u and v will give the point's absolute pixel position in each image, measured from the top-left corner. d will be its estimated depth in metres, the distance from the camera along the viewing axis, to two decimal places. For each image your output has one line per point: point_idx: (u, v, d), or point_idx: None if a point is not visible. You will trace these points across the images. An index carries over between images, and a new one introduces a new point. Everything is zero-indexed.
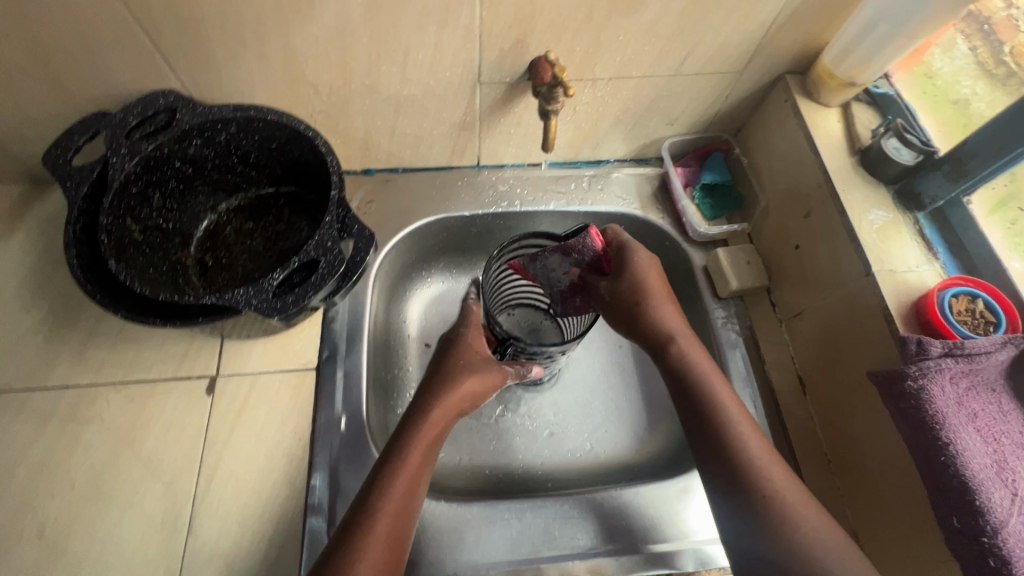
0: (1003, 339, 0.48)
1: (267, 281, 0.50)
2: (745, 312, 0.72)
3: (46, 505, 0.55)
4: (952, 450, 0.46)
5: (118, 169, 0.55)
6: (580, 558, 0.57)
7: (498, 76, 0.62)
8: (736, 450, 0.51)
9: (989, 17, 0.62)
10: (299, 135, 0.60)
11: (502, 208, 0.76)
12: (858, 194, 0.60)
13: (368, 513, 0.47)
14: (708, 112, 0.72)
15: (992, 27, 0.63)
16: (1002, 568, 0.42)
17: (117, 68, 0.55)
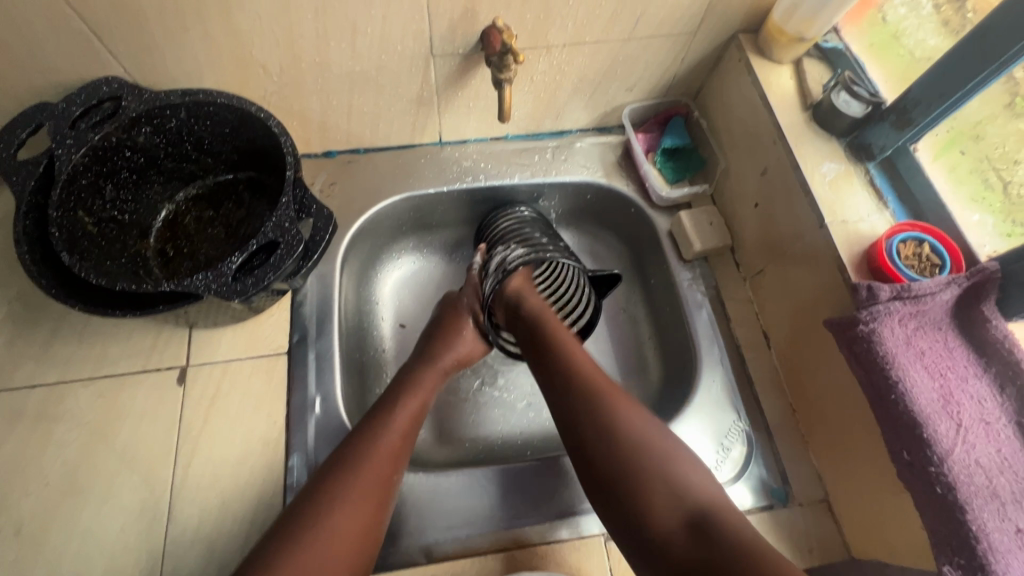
0: (948, 279, 0.50)
1: (225, 265, 0.49)
2: (710, 272, 0.73)
3: (21, 503, 0.55)
4: (902, 388, 0.48)
5: (65, 161, 0.53)
6: (558, 517, 0.58)
7: (451, 48, 0.62)
8: (637, 439, 0.49)
9: None
10: (251, 117, 0.59)
11: (467, 183, 0.76)
12: (811, 148, 0.61)
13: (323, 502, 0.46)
14: (665, 75, 0.73)
15: None
16: (948, 494, 0.45)
17: (55, 56, 0.54)
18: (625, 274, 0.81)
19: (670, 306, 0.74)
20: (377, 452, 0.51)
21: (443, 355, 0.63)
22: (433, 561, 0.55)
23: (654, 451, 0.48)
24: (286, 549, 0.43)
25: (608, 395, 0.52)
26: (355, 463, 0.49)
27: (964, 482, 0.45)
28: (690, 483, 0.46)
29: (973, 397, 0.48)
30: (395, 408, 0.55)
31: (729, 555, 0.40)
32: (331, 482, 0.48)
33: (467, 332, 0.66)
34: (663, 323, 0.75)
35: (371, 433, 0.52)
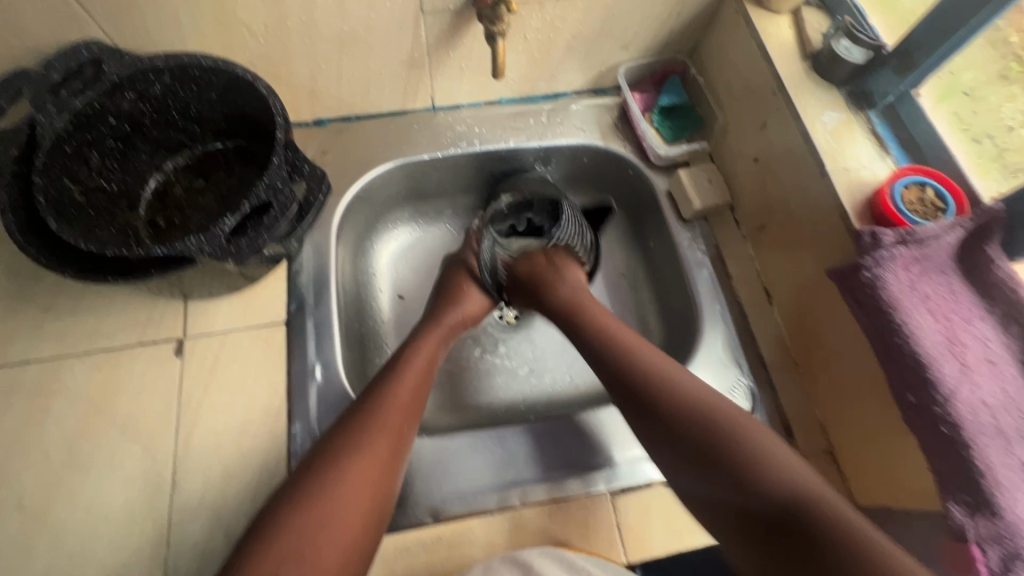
0: (952, 222, 0.49)
1: (218, 227, 0.48)
2: (710, 232, 0.72)
3: (23, 478, 0.54)
4: (905, 331, 0.48)
5: (47, 127, 0.52)
6: (564, 474, 0.58)
7: (441, 4, 0.60)
8: (659, 390, 0.52)
9: None
10: (237, 81, 0.58)
11: (461, 148, 0.75)
12: (811, 98, 0.60)
13: (334, 454, 0.47)
14: (661, 31, 0.71)
15: None
16: (953, 433, 0.45)
17: (30, 18, 0.52)
18: (624, 238, 0.80)
19: (670, 267, 0.73)
20: (388, 404, 0.51)
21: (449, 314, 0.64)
22: (440, 522, 0.55)
23: (697, 402, 0.50)
24: (307, 495, 0.44)
25: (647, 357, 0.55)
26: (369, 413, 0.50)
27: (969, 420, 0.45)
28: (700, 403, 0.50)
29: (978, 338, 0.48)
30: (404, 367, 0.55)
31: (800, 531, 0.42)
32: (347, 432, 0.49)
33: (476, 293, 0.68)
34: (664, 285, 0.75)
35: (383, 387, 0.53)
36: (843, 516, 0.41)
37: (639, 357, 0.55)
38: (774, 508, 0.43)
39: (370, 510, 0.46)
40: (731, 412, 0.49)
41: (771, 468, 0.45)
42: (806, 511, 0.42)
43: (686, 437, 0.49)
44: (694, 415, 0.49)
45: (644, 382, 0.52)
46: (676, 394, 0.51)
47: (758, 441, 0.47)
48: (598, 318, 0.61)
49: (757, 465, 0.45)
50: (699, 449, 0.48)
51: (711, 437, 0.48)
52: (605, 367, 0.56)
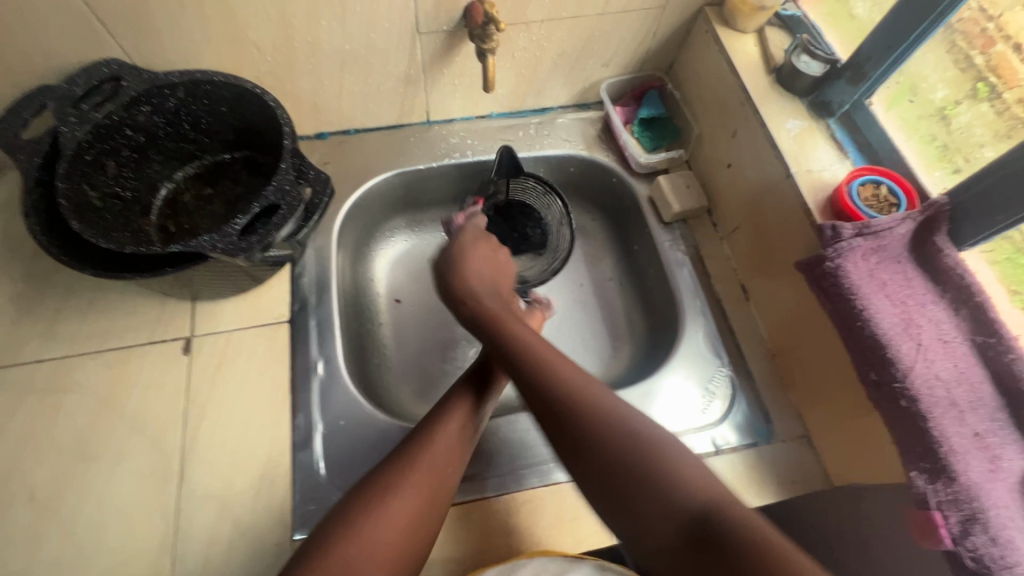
0: (903, 215, 0.54)
1: (230, 226, 0.52)
2: (689, 233, 0.77)
3: (35, 470, 0.56)
4: (866, 314, 0.52)
5: (69, 138, 0.56)
6: (554, 460, 0.61)
7: (435, 25, 0.65)
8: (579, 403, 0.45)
9: None
10: (247, 95, 0.62)
11: (455, 159, 0.80)
12: (776, 107, 0.65)
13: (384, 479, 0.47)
14: (639, 49, 0.77)
15: None
16: (912, 405, 0.48)
17: (58, 38, 0.56)
18: (609, 242, 0.85)
19: (653, 267, 0.77)
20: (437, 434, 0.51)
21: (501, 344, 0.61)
22: None
23: (595, 409, 0.45)
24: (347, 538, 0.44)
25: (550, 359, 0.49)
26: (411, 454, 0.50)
27: (926, 393, 0.49)
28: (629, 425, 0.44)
29: (932, 320, 0.52)
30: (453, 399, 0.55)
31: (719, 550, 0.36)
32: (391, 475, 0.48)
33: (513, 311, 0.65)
34: (648, 285, 0.79)
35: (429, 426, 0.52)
36: (747, 516, 0.38)
37: (549, 362, 0.49)
38: (687, 519, 0.39)
39: (407, 550, 0.45)
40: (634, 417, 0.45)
41: (681, 475, 0.41)
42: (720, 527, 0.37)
43: (607, 459, 0.43)
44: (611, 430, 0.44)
45: (574, 408, 0.45)
46: (594, 408, 0.45)
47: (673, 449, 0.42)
48: (528, 343, 0.51)
49: (676, 487, 0.40)
50: (602, 469, 0.43)
51: (630, 459, 0.42)
52: (508, 364, 0.51)
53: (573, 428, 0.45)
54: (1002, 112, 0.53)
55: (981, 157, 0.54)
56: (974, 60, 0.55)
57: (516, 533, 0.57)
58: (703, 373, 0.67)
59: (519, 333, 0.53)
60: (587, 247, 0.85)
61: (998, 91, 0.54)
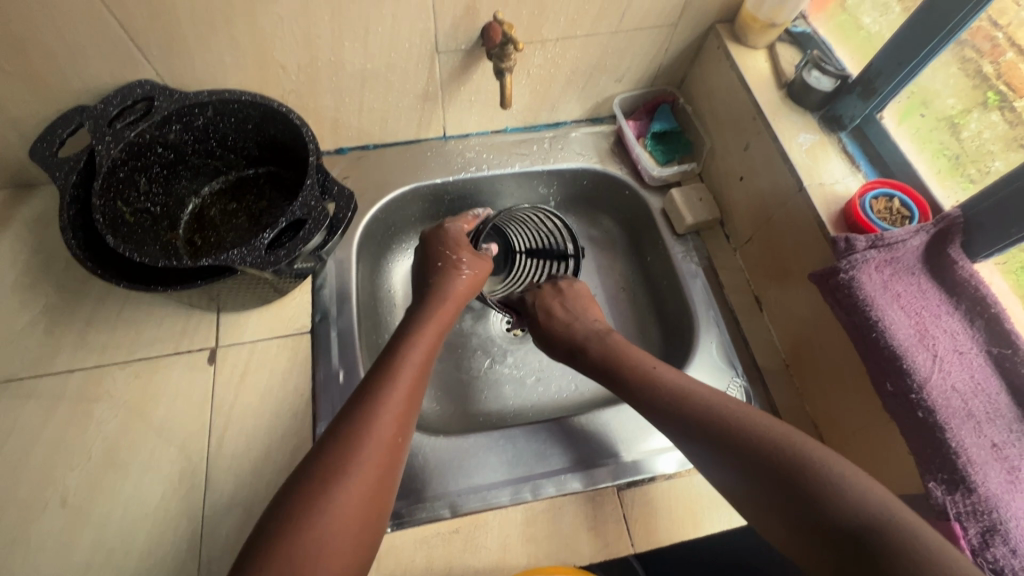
0: (916, 227, 0.55)
1: (258, 240, 0.54)
2: (703, 245, 0.78)
3: (66, 477, 0.58)
4: (881, 325, 0.52)
5: (105, 156, 0.58)
6: (572, 469, 0.62)
7: (454, 44, 0.67)
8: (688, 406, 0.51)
9: None
10: (273, 113, 0.64)
11: (471, 173, 0.82)
12: (787, 121, 0.67)
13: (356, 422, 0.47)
14: (651, 65, 0.78)
15: None
16: (929, 416, 0.49)
17: (94, 61, 0.59)
18: (622, 253, 0.86)
19: (667, 278, 0.78)
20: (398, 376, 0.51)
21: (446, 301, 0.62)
22: (458, 515, 0.58)
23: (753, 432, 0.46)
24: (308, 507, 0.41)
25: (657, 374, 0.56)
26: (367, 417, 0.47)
27: (943, 404, 0.49)
28: (758, 431, 0.46)
29: (947, 331, 0.52)
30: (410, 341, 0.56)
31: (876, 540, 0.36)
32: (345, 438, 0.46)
33: (463, 276, 0.66)
34: (661, 296, 0.80)
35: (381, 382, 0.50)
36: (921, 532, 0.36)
37: (684, 386, 0.53)
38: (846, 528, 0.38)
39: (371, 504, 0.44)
40: (791, 433, 0.45)
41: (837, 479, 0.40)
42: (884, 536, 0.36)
43: (751, 462, 0.45)
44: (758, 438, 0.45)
45: (717, 423, 0.48)
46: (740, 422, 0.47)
47: (825, 460, 0.42)
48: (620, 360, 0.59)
49: (829, 491, 0.40)
50: (761, 477, 0.44)
51: (787, 464, 0.43)
52: (641, 401, 0.55)
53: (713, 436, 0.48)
54: (1016, 120, 0.54)
55: (998, 164, 0.55)
56: (984, 71, 0.56)
57: (535, 541, 0.58)
58: (718, 383, 0.68)
59: (660, 366, 0.57)
60: (600, 259, 0.86)
61: (1008, 99, 0.55)
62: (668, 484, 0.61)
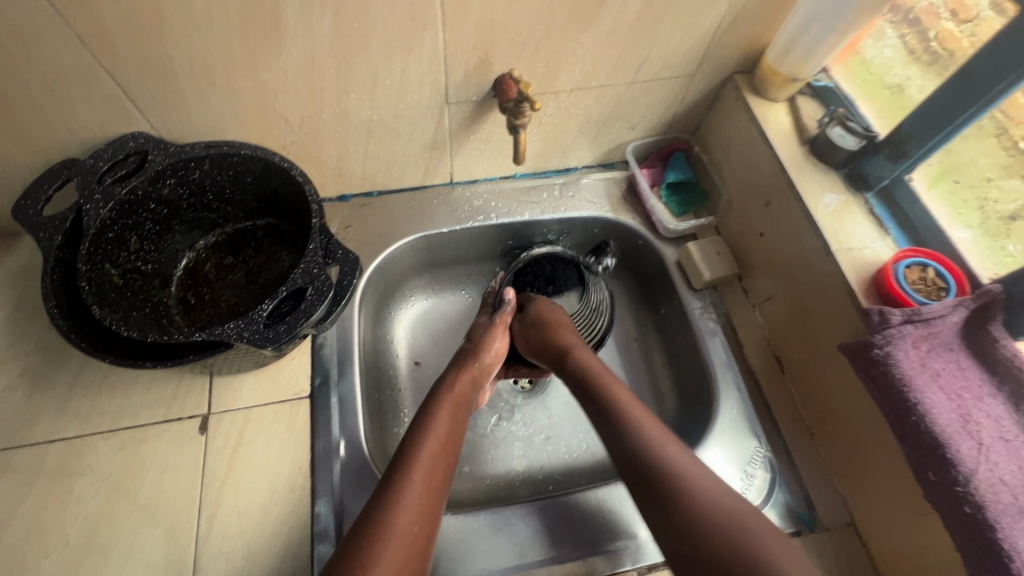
0: (955, 302, 0.52)
1: (256, 313, 0.50)
2: (720, 300, 0.75)
3: (41, 564, 0.53)
4: (921, 409, 0.49)
5: (93, 216, 0.54)
6: (590, 551, 0.58)
7: (465, 96, 0.64)
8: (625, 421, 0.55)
9: (911, 7, 0.65)
10: (274, 167, 0.61)
11: (479, 222, 0.78)
12: (811, 180, 0.64)
13: (379, 514, 0.45)
14: (666, 114, 0.76)
15: (916, 15, 0.65)
16: (978, 513, 0.45)
17: (85, 115, 0.55)
18: (635, 305, 0.83)
19: (683, 335, 0.75)
20: (420, 460, 0.50)
21: (458, 377, 0.61)
22: None
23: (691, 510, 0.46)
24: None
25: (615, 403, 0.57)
26: (387, 507, 0.45)
27: (992, 500, 0.46)
28: (717, 506, 0.46)
29: (991, 415, 0.49)
30: (430, 422, 0.55)
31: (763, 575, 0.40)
32: (365, 534, 0.43)
33: (467, 348, 0.67)
34: (676, 352, 0.77)
35: (399, 475, 0.48)
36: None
37: (623, 408, 0.56)
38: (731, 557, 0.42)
39: None
40: (743, 508, 0.46)
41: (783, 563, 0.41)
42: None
43: (643, 483, 0.50)
44: (698, 508, 0.46)
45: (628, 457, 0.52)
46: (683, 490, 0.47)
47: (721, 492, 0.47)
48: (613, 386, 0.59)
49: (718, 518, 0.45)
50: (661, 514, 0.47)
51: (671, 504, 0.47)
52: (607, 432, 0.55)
53: (654, 493, 0.49)
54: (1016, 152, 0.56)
55: (1004, 190, 0.58)
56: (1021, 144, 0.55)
57: None
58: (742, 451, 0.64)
59: (621, 394, 0.58)
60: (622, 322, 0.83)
61: (1006, 129, 0.55)
62: None
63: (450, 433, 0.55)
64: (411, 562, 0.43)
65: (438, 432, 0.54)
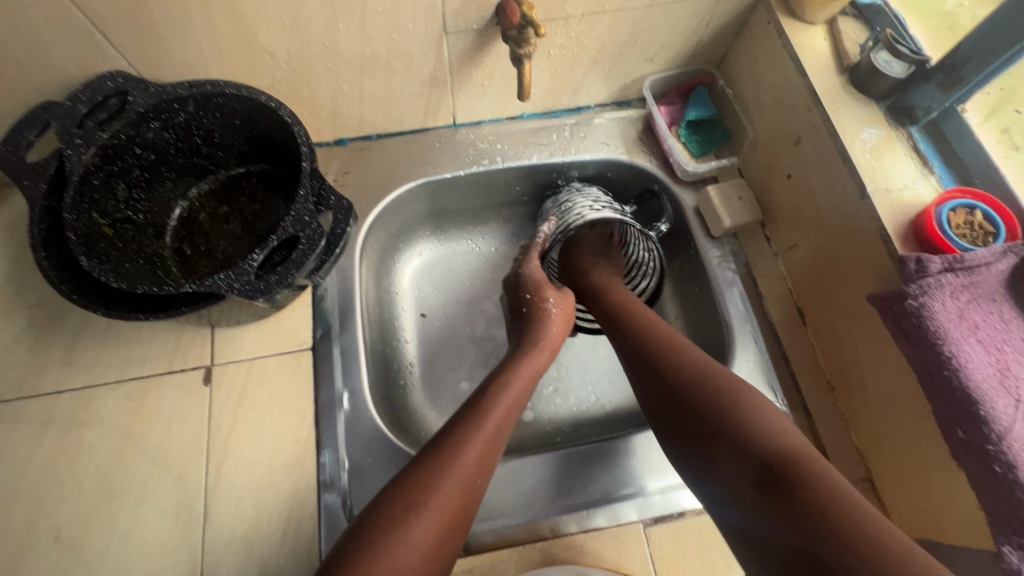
0: (1003, 248, 0.47)
1: (247, 263, 0.49)
2: (740, 249, 0.70)
3: (59, 509, 0.55)
4: (955, 363, 0.45)
5: (76, 162, 0.52)
6: (596, 502, 0.57)
7: (464, 24, 0.58)
8: (666, 349, 0.52)
9: None
10: (261, 108, 0.57)
11: (484, 166, 0.74)
12: (849, 114, 0.58)
13: (441, 459, 0.43)
14: (689, 42, 0.69)
15: None
16: (1008, 473, 0.43)
17: (57, 54, 0.51)
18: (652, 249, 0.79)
19: (698, 284, 0.72)
20: (491, 411, 0.49)
21: (540, 342, 0.59)
22: (471, 554, 0.55)
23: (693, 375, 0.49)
24: (385, 535, 0.38)
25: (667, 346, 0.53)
26: (452, 452, 0.44)
27: None
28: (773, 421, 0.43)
29: None
30: (510, 381, 0.53)
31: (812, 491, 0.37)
32: (423, 476, 0.42)
33: (553, 314, 0.63)
34: (691, 302, 0.73)
35: (470, 423, 0.47)
36: (825, 468, 0.39)
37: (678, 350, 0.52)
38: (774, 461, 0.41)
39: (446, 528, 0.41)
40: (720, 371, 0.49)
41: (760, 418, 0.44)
42: (797, 467, 0.39)
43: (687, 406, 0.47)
44: (689, 370, 0.49)
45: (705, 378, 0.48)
46: (680, 358, 0.51)
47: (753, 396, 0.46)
48: (660, 331, 0.55)
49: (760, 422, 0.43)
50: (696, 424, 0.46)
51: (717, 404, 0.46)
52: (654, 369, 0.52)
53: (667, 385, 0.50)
54: None
55: None
56: None
57: None
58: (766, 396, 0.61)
59: (682, 346, 0.53)
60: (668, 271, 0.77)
61: None
62: (698, 523, 0.56)
63: (523, 393, 0.53)
64: (458, 514, 0.42)
65: (516, 388, 0.53)
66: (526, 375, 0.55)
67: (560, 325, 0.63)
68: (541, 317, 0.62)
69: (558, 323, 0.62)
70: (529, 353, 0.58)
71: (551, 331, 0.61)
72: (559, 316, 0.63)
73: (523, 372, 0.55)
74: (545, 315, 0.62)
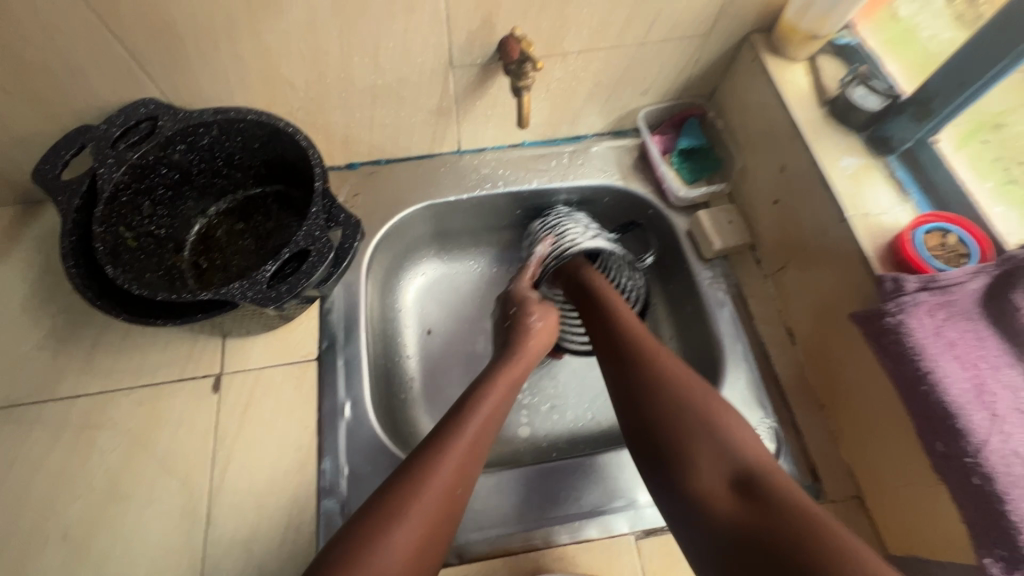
0: (975, 269, 0.48)
1: (260, 273, 0.52)
2: (731, 271, 0.73)
3: (69, 509, 0.57)
4: (931, 378, 0.47)
5: (107, 180, 0.56)
6: (589, 514, 0.58)
7: (469, 59, 0.63)
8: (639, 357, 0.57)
9: None
10: (280, 133, 0.61)
11: (485, 190, 0.78)
12: (829, 143, 0.61)
13: (420, 468, 0.46)
14: (680, 77, 0.73)
15: None
16: (985, 484, 0.44)
17: (97, 82, 0.56)
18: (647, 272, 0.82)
19: (691, 304, 0.74)
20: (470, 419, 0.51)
21: (516, 355, 0.61)
22: (464, 562, 0.56)
23: (674, 398, 0.52)
24: (376, 539, 0.41)
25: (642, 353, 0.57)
26: (431, 459, 0.47)
27: (1002, 472, 0.44)
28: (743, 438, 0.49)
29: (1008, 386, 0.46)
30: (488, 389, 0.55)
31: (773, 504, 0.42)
32: (407, 485, 0.45)
33: (536, 327, 0.65)
34: (685, 322, 0.75)
35: (450, 430, 0.50)
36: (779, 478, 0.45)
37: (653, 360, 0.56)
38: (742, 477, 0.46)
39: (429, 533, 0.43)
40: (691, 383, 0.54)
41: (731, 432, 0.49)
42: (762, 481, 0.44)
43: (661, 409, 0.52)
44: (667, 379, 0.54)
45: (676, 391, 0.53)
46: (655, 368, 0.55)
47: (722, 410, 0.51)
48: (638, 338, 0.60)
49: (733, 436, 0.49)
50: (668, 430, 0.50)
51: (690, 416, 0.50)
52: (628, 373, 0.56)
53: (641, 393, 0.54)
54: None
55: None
56: None
57: None
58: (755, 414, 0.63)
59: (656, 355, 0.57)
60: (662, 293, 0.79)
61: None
62: None
63: (502, 400, 0.56)
64: (439, 519, 0.44)
65: (494, 395, 0.55)
66: (502, 381, 0.57)
67: (541, 341, 0.64)
68: (522, 329, 0.64)
69: (538, 338, 0.64)
70: (510, 361, 0.60)
71: (530, 343, 0.63)
72: (539, 332, 0.64)
73: (501, 381, 0.57)
74: (527, 330, 0.64)
